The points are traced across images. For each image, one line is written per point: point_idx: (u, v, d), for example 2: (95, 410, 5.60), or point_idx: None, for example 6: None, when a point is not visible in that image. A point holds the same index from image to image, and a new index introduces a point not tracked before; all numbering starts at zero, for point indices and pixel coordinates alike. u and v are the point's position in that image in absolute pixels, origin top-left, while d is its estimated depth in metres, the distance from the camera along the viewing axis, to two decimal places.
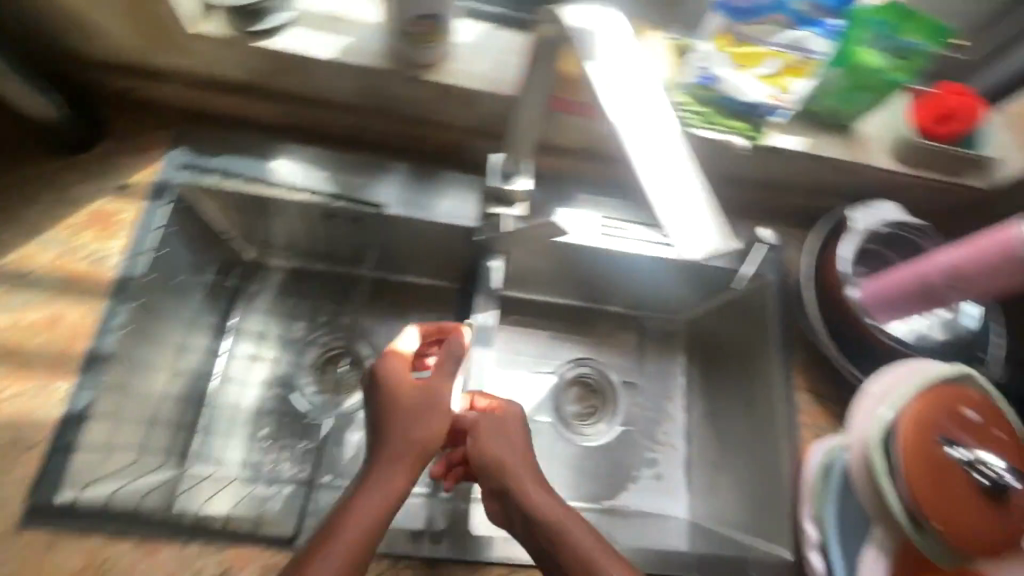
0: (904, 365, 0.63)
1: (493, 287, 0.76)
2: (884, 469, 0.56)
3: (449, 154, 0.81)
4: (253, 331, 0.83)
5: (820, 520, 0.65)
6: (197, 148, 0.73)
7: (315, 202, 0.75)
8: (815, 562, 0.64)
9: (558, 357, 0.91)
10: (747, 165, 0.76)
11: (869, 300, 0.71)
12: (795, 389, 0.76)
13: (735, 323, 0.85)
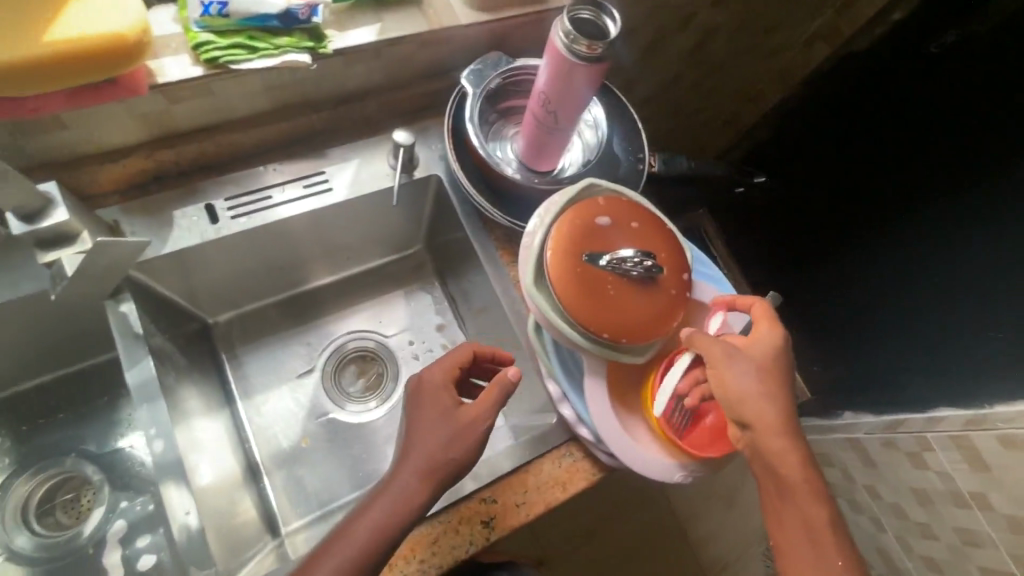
0: (543, 205, 0.62)
1: (135, 330, 0.63)
2: (549, 311, 0.57)
3: None
4: None
5: (554, 375, 0.65)
6: None
7: None
8: (566, 412, 0.66)
9: (322, 347, 0.92)
10: (339, 79, 0.70)
11: (525, 154, 0.72)
12: (505, 265, 0.75)
13: (451, 230, 0.84)
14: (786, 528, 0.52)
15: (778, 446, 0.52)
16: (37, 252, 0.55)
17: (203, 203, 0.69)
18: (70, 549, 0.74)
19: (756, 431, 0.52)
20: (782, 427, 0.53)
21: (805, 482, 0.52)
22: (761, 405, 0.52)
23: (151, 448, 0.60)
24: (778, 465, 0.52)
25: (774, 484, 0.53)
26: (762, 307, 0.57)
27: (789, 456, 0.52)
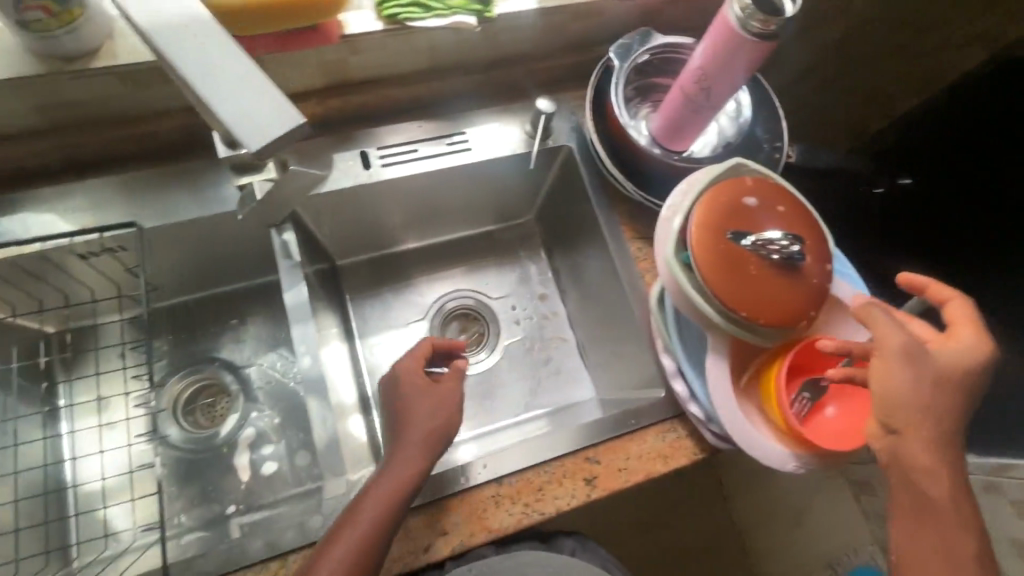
0: (685, 181, 0.63)
1: (292, 259, 0.70)
2: (685, 283, 0.58)
3: (201, 139, 0.73)
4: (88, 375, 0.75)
5: (671, 349, 0.66)
6: None
7: (61, 248, 0.65)
8: (679, 387, 0.66)
9: (429, 302, 0.97)
10: (493, 45, 0.73)
11: (659, 133, 0.72)
12: (627, 240, 0.77)
13: (573, 203, 0.86)
14: (920, 551, 0.51)
15: (931, 462, 0.50)
16: (233, 174, 0.61)
17: (357, 150, 0.75)
18: (209, 446, 0.84)
19: (913, 443, 0.51)
20: (936, 445, 0.51)
21: (954, 509, 0.50)
22: (923, 414, 0.50)
23: (299, 363, 0.67)
24: (923, 484, 0.51)
25: (916, 506, 0.51)
26: (967, 307, 0.54)
27: (943, 477, 0.51)
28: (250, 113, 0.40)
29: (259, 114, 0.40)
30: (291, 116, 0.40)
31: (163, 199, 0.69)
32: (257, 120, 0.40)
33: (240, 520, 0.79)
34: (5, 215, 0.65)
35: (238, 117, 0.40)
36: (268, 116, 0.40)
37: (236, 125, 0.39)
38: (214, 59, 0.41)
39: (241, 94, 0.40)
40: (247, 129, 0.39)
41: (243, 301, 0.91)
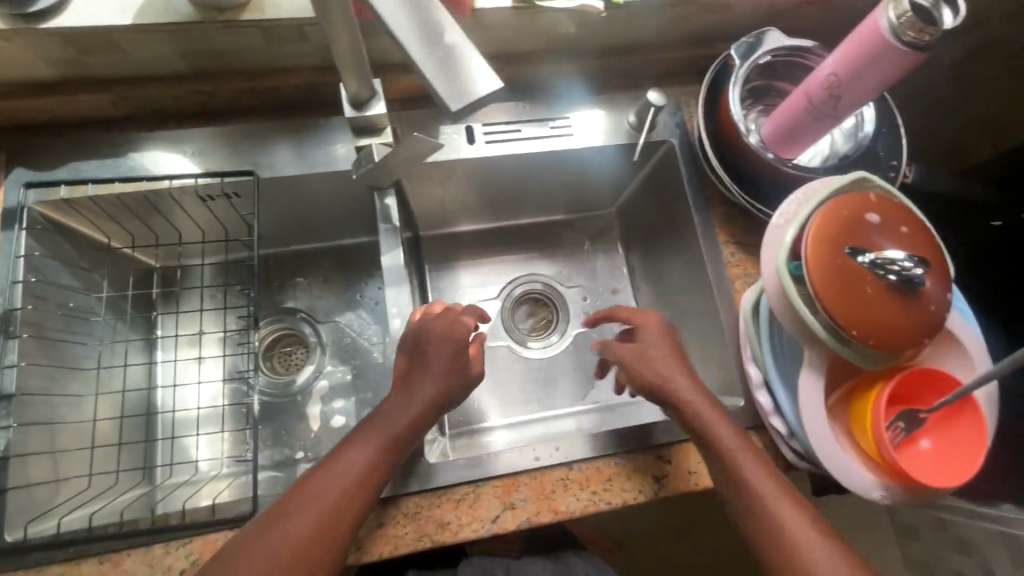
0: (801, 191, 0.61)
1: (393, 223, 0.72)
2: (794, 295, 0.56)
3: (319, 98, 0.76)
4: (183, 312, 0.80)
5: (760, 359, 0.65)
6: (38, 165, 0.68)
7: (185, 187, 0.69)
8: (763, 400, 0.65)
9: (500, 283, 0.97)
10: (617, 30, 0.73)
11: (770, 138, 0.70)
12: (720, 244, 0.76)
13: (663, 201, 0.85)
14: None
15: (791, 498, 0.54)
16: (354, 135, 0.65)
17: (465, 124, 0.76)
18: (286, 393, 0.88)
19: (750, 488, 0.55)
20: (785, 486, 0.55)
21: (773, 525, 0.52)
22: (744, 456, 0.56)
23: (389, 324, 0.70)
24: (790, 520, 0.52)
25: (803, 544, 0.51)
26: (921, 312, 0.55)
27: (810, 515, 0.53)
28: (451, 73, 0.41)
29: (462, 75, 0.41)
30: (488, 81, 0.40)
31: (278, 153, 0.73)
32: (460, 79, 0.40)
33: (307, 466, 0.83)
34: (138, 151, 0.70)
35: (441, 77, 0.40)
36: (473, 76, 0.41)
37: (442, 87, 0.40)
38: (421, 20, 0.41)
39: (445, 57, 0.41)
40: (453, 90, 0.40)
41: (330, 259, 0.94)
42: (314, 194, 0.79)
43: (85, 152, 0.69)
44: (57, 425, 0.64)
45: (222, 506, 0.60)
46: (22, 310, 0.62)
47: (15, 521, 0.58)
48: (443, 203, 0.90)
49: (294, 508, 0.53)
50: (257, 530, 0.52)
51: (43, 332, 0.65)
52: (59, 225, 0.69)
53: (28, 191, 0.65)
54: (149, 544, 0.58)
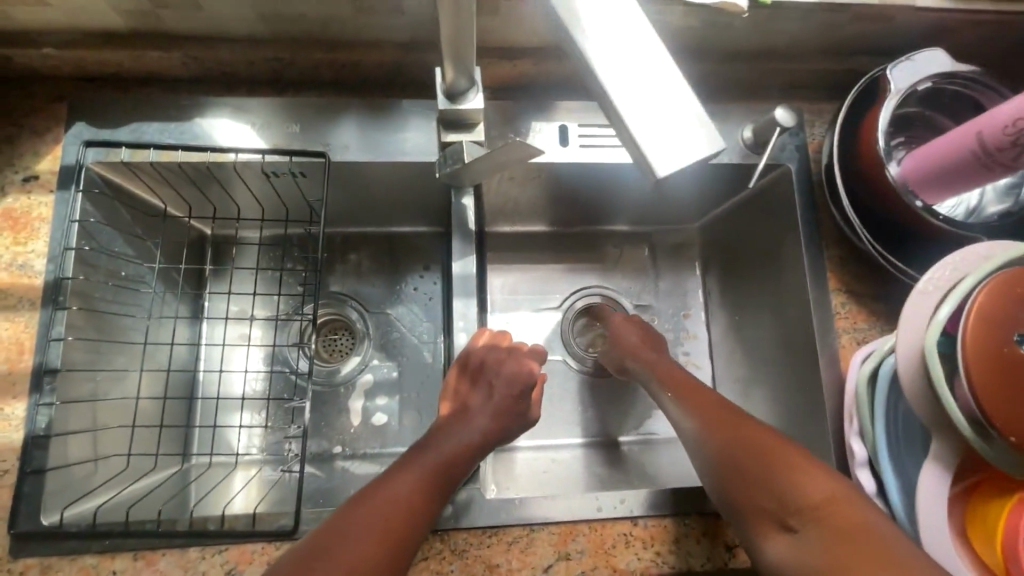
0: (959, 256, 0.53)
1: (470, 228, 0.68)
2: (941, 384, 0.48)
3: (402, 77, 0.69)
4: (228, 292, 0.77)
5: (871, 436, 0.56)
6: (101, 122, 0.63)
7: (250, 162, 0.64)
8: (864, 479, 0.57)
9: (560, 292, 0.88)
10: (750, 32, 0.65)
11: (911, 178, 0.59)
12: (829, 290, 0.67)
13: (763, 230, 0.76)
14: (763, 507, 0.49)
15: (741, 421, 0.54)
16: (441, 129, 0.59)
17: (559, 121, 0.68)
18: (328, 382, 0.82)
19: (681, 417, 0.58)
20: (740, 415, 0.55)
21: (729, 445, 0.52)
22: (687, 392, 0.60)
23: (455, 338, 0.67)
24: (740, 441, 0.52)
25: (753, 461, 0.50)
26: None
27: (760, 430, 0.52)
28: (661, 131, 0.37)
29: (659, 141, 0.37)
30: (712, 140, 0.36)
31: (351, 133, 0.67)
32: (675, 139, 0.37)
33: (344, 464, 0.78)
34: (203, 118, 0.64)
35: (650, 138, 0.37)
36: (692, 135, 0.37)
37: (649, 150, 0.36)
38: (642, 70, 0.38)
39: (661, 113, 0.37)
40: (661, 153, 0.36)
41: (385, 245, 0.88)
42: (385, 180, 0.73)
43: (151, 113, 0.64)
44: (100, 401, 0.61)
45: (263, 516, 0.56)
46: (73, 280, 0.59)
47: (52, 503, 0.55)
48: (516, 201, 0.81)
49: (341, 541, 0.45)
50: (296, 562, 0.43)
51: (93, 303, 0.62)
52: (115, 186, 0.64)
53: (87, 149, 0.60)
54: (186, 546, 0.55)
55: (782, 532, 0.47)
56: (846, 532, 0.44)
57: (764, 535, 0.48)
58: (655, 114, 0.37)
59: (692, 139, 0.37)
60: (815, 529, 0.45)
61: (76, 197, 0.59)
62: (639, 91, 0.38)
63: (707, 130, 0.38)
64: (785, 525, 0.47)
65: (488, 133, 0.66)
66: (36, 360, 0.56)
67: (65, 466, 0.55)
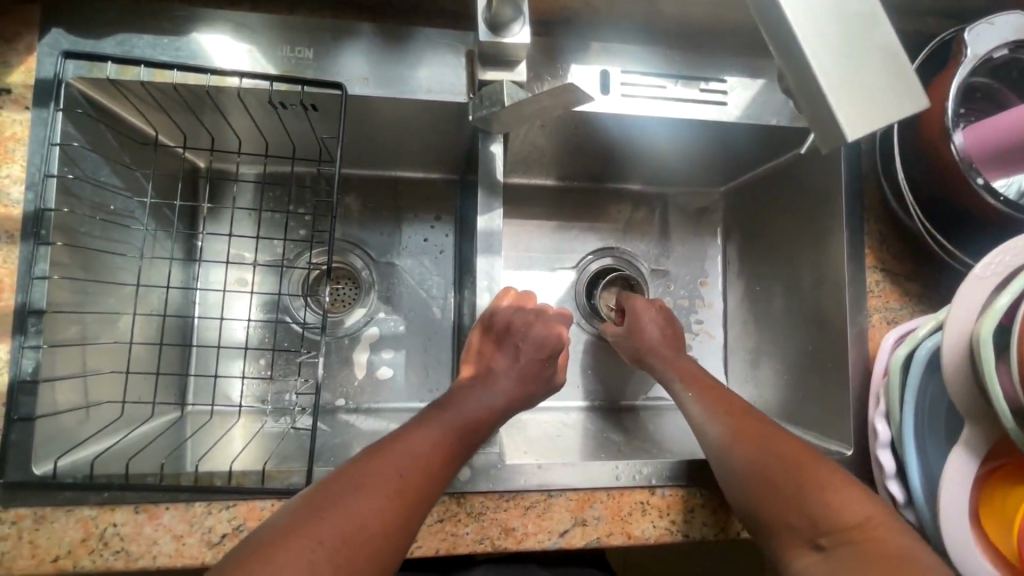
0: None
1: (496, 175, 0.63)
2: (991, 369, 0.46)
3: (427, 3, 0.62)
4: (222, 234, 0.72)
5: (900, 422, 0.55)
6: (83, 30, 0.55)
7: (257, 89, 0.57)
8: (885, 459, 0.57)
9: (576, 251, 0.84)
10: None
11: (978, 154, 0.55)
12: (865, 266, 0.65)
13: (797, 199, 0.72)
14: (792, 525, 0.47)
15: (771, 433, 0.52)
16: (479, 66, 0.55)
17: (602, 67, 0.62)
18: (332, 332, 0.78)
19: (706, 420, 0.56)
20: (772, 428, 0.53)
21: (757, 458, 0.50)
22: (712, 396, 0.58)
23: (477, 298, 0.63)
24: (771, 454, 0.50)
25: (783, 476, 0.49)
26: None
27: (791, 445, 0.51)
28: (860, 93, 0.36)
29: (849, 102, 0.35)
30: (902, 102, 0.36)
31: (371, 64, 0.60)
32: (870, 103, 0.35)
33: (347, 417, 0.75)
34: (199, 33, 0.57)
35: (848, 99, 0.35)
36: (889, 101, 0.36)
37: (842, 110, 0.35)
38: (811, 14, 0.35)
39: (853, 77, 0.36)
40: (850, 114, 0.35)
41: (395, 190, 0.83)
42: (401, 119, 0.67)
43: (140, 23, 0.56)
44: (91, 346, 0.57)
45: (273, 473, 0.54)
46: (57, 212, 0.52)
47: (44, 452, 0.51)
48: (539, 152, 0.75)
49: (344, 490, 0.42)
50: (302, 508, 0.41)
51: (79, 239, 0.56)
52: (98, 105, 0.57)
53: (66, 61, 0.53)
54: (191, 500, 0.52)
55: (811, 551, 0.46)
56: (883, 556, 0.43)
57: (790, 552, 0.47)
58: (851, 78, 0.36)
59: (880, 101, 0.36)
60: (847, 550, 0.44)
61: (54, 116, 0.52)
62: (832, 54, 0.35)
63: (905, 87, 0.37)
64: (814, 544, 0.46)
65: (529, 78, 0.60)
66: (19, 300, 0.51)
67: (57, 414, 0.51)
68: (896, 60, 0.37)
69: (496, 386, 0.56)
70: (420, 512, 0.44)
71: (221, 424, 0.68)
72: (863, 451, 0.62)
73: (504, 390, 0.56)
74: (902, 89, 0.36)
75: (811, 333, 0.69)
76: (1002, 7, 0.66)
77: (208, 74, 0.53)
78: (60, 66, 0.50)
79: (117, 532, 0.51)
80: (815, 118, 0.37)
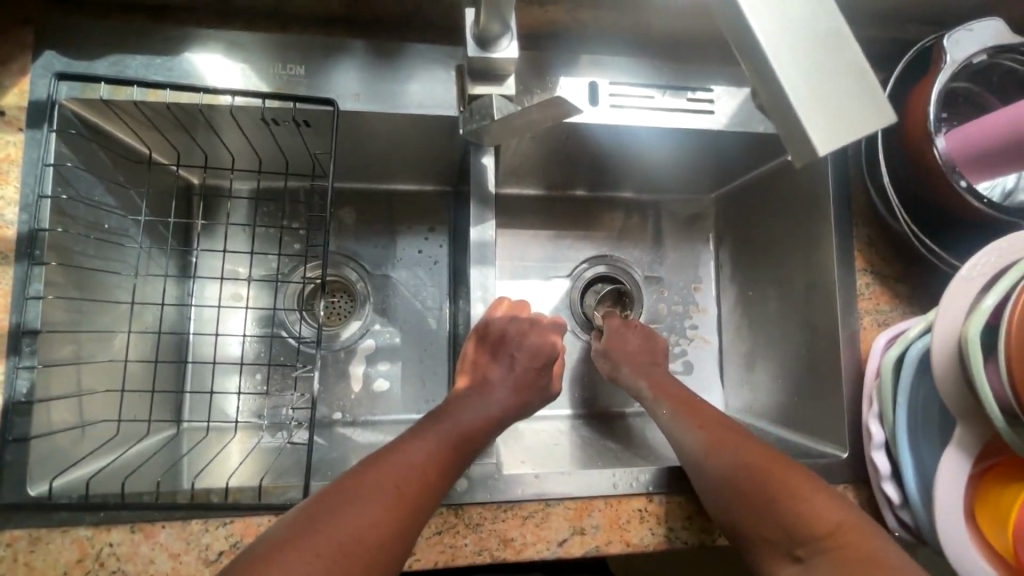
0: (1005, 242, 0.52)
1: (487, 187, 0.64)
2: (979, 369, 0.47)
3: (419, 19, 0.63)
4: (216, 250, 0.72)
5: (891, 422, 0.56)
6: (77, 52, 0.55)
7: (249, 106, 0.58)
8: (881, 461, 0.57)
9: (570, 260, 0.84)
10: None
11: (961, 157, 0.56)
12: (855, 270, 0.66)
13: (786, 205, 0.73)
14: (769, 537, 0.47)
15: (743, 441, 0.53)
16: (469, 80, 0.56)
17: (590, 78, 0.63)
18: (328, 346, 0.78)
19: (682, 433, 0.56)
20: (745, 436, 0.54)
21: (738, 466, 0.51)
22: (686, 408, 0.59)
23: (472, 309, 0.64)
24: (748, 461, 0.51)
25: (760, 484, 0.49)
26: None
27: (764, 452, 0.51)
28: (833, 104, 0.36)
29: (818, 116, 0.35)
30: (873, 117, 0.36)
31: (362, 78, 0.61)
32: (839, 119, 0.35)
33: (344, 430, 0.75)
34: (192, 53, 0.57)
35: (818, 114, 0.35)
36: (854, 114, 0.36)
37: (814, 122, 0.35)
38: (778, 23, 0.36)
39: (824, 90, 0.36)
40: (823, 126, 0.35)
41: (390, 202, 0.83)
42: (394, 134, 0.67)
43: (132, 44, 0.56)
44: (85, 365, 0.56)
45: (270, 489, 0.53)
46: (51, 232, 0.53)
47: (39, 473, 0.51)
48: (531, 163, 0.76)
49: (340, 502, 0.42)
50: (279, 538, 0.40)
51: (73, 258, 0.56)
52: (91, 125, 0.58)
53: (60, 83, 0.53)
54: (187, 518, 0.52)
55: (789, 562, 0.46)
56: (857, 560, 0.44)
57: (770, 563, 0.48)
58: (823, 93, 0.36)
59: (850, 116, 0.36)
60: (822, 560, 0.45)
61: (49, 137, 0.52)
62: (802, 71, 0.36)
63: (877, 101, 0.37)
64: (792, 555, 0.46)
65: (518, 91, 0.61)
66: (13, 320, 0.51)
67: (52, 435, 0.51)
68: (864, 73, 0.37)
69: (488, 397, 0.56)
70: (416, 526, 0.44)
71: (218, 440, 0.68)
72: (858, 454, 0.62)
73: (497, 402, 0.56)
74: (872, 103, 0.36)
75: (805, 336, 0.70)
76: (980, 14, 0.68)
77: (200, 93, 0.54)
78: (53, 88, 0.51)
79: (112, 552, 0.50)
80: (782, 130, 0.38)
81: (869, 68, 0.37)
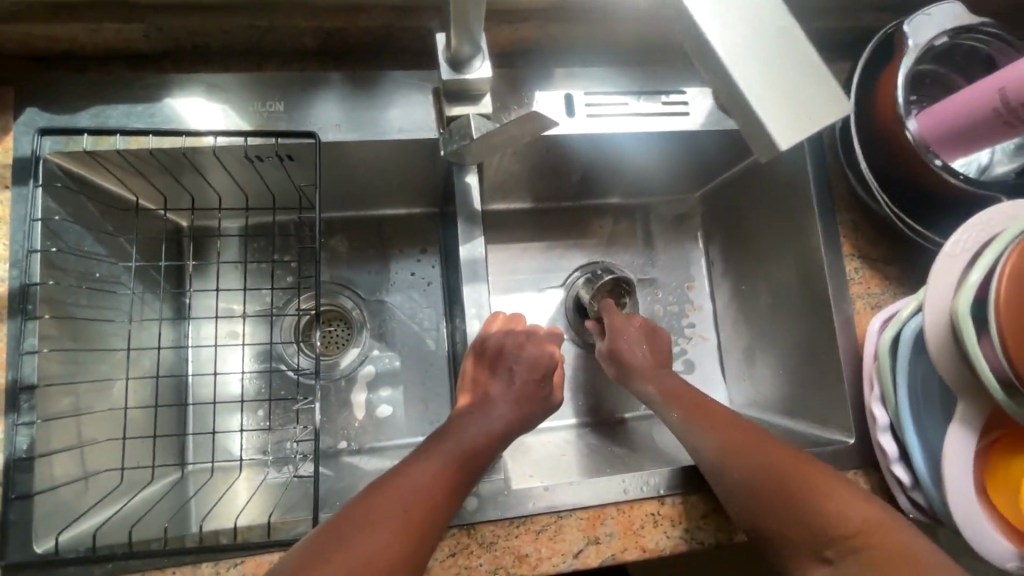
0: (984, 216, 0.53)
1: (473, 204, 0.65)
2: (972, 343, 0.47)
3: (393, 46, 0.64)
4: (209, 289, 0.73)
5: (894, 403, 0.56)
6: (59, 107, 0.56)
7: (232, 145, 0.59)
8: (887, 444, 0.57)
9: (561, 269, 0.85)
10: None
11: (934, 136, 0.57)
12: (843, 256, 0.66)
13: (769, 197, 0.74)
14: (797, 539, 0.47)
15: (761, 443, 0.53)
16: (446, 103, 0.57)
17: (565, 90, 0.64)
18: (328, 375, 0.78)
19: (697, 437, 0.56)
20: (763, 437, 0.54)
21: (760, 470, 0.50)
22: (697, 411, 0.58)
23: (468, 326, 0.64)
24: (770, 464, 0.50)
25: (785, 486, 0.49)
26: None
27: (785, 454, 0.51)
28: (792, 100, 0.37)
29: (778, 114, 0.37)
30: (832, 107, 0.37)
31: (342, 109, 0.62)
32: (801, 114, 0.37)
33: (350, 459, 0.75)
34: (172, 98, 0.58)
35: (779, 111, 0.36)
36: (813, 107, 0.37)
37: (774, 120, 0.36)
38: (733, 28, 0.37)
39: (781, 88, 0.37)
40: (784, 123, 0.37)
41: (379, 227, 0.84)
42: (377, 160, 0.68)
43: (112, 94, 0.57)
44: (85, 416, 0.56)
45: (279, 525, 0.53)
46: (42, 286, 0.53)
47: (44, 529, 0.51)
48: (514, 178, 0.77)
49: (349, 531, 0.42)
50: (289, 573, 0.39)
51: (66, 310, 0.56)
52: (77, 176, 0.58)
53: (43, 138, 0.54)
54: (197, 562, 0.51)
55: (820, 564, 0.46)
56: (890, 560, 0.44)
57: (798, 566, 0.47)
58: (780, 92, 0.37)
59: (808, 110, 0.37)
60: (854, 560, 0.45)
61: (35, 192, 0.53)
62: (754, 74, 0.37)
63: (831, 91, 0.38)
64: (822, 557, 0.46)
65: (495, 108, 0.62)
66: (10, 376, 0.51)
67: (55, 489, 0.51)
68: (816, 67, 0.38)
69: (489, 413, 0.56)
70: (427, 548, 0.44)
71: (224, 480, 0.67)
72: (865, 438, 0.62)
73: (499, 417, 0.55)
74: (829, 95, 0.37)
75: (800, 325, 0.70)
76: None
77: (183, 137, 0.55)
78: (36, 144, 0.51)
79: None
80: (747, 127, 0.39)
81: (820, 62, 0.38)
